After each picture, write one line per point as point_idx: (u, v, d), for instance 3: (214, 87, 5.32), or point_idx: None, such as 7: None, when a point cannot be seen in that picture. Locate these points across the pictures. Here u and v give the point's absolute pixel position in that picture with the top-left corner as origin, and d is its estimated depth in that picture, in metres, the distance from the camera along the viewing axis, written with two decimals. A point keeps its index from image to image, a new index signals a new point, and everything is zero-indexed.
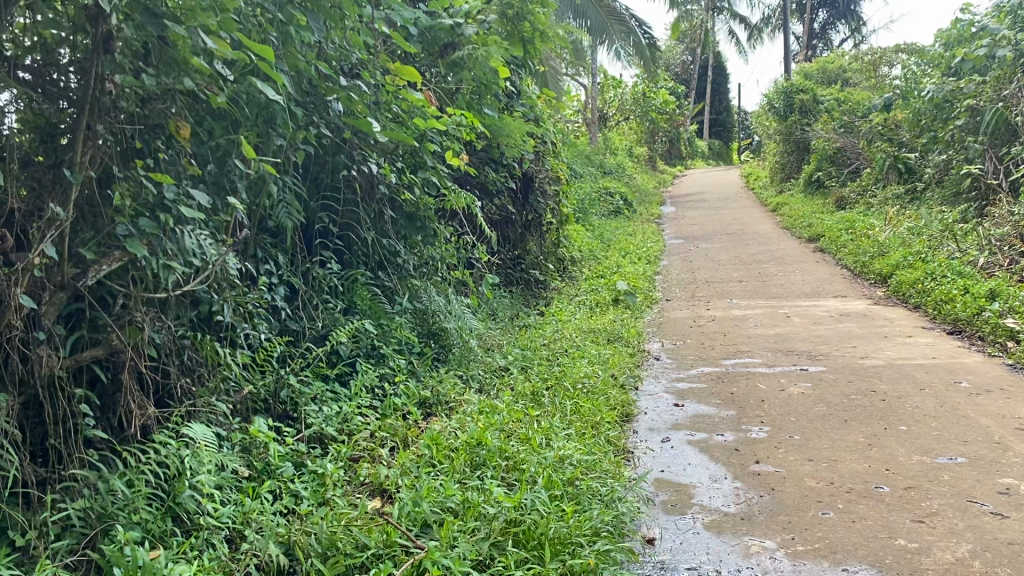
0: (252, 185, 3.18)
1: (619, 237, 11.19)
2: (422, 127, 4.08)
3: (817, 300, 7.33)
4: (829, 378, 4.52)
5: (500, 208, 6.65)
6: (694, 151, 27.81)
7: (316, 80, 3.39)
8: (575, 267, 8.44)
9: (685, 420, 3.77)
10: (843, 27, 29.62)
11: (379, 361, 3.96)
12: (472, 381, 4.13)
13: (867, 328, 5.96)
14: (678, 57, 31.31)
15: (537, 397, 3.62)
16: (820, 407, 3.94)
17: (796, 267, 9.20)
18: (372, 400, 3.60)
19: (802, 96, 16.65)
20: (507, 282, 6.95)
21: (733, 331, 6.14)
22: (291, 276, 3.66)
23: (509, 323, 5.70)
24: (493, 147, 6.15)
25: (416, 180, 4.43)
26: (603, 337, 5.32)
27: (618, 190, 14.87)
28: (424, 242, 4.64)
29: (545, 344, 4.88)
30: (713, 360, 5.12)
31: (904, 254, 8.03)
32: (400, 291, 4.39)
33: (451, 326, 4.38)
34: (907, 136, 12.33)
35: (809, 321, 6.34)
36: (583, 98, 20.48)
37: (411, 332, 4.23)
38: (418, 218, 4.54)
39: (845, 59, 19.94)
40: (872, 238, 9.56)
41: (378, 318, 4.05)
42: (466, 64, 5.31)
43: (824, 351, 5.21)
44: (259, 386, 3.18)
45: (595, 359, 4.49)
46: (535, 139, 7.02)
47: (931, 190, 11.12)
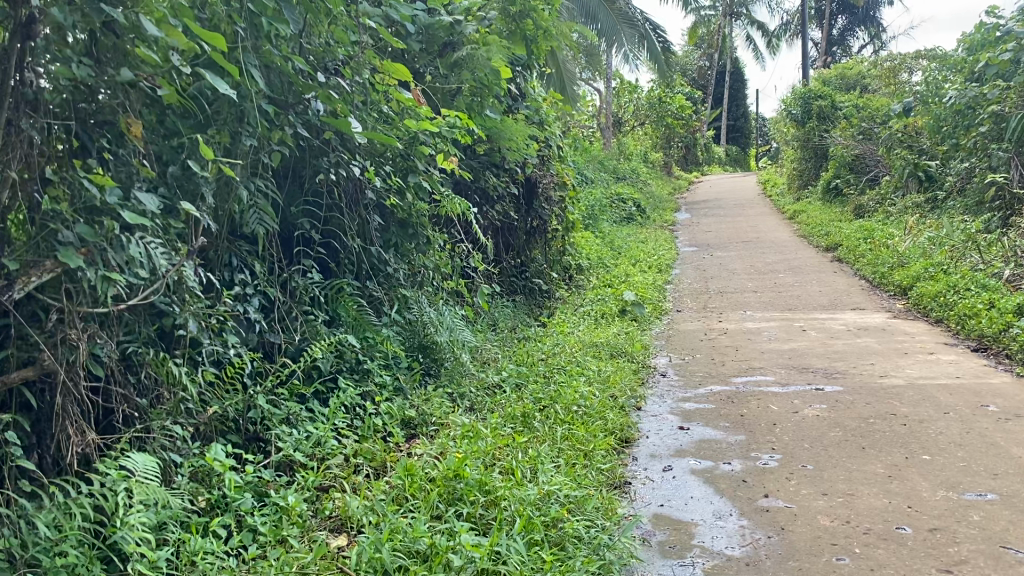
0: (221, 188, 2.95)
1: (630, 244, 10.92)
2: (413, 127, 3.92)
3: (834, 312, 7.03)
4: (846, 399, 4.23)
5: (503, 214, 6.40)
6: (711, 157, 27.47)
7: (293, 77, 3.15)
8: (583, 276, 8.18)
9: (690, 446, 3.50)
10: (862, 33, 29.23)
11: (363, 377, 3.72)
12: (462, 400, 3.88)
13: (886, 343, 5.67)
14: (695, 62, 30.99)
15: (528, 420, 3.37)
16: (836, 432, 3.66)
17: (812, 277, 8.90)
18: (351, 421, 3.35)
19: (820, 102, 16.33)
20: (511, 292, 6.69)
21: (745, 345, 5.86)
22: (268, 287, 3.41)
23: (508, 336, 5.44)
24: (495, 152, 5.91)
25: (406, 185, 4.19)
26: (607, 351, 5.05)
27: (631, 196, 14.58)
28: (416, 251, 4.40)
29: (543, 359, 4.62)
30: (722, 377, 4.84)
31: (925, 265, 7.72)
32: (389, 302, 4.15)
33: (442, 339, 4.13)
34: (928, 143, 12.00)
35: (826, 335, 6.04)
36: (597, 103, 20.22)
37: (398, 347, 3.98)
38: (410, 225, 4.31)
39: (864, 66, 19.59)
40: (891, 248, 9.24)
41: (363, 332, 3.81)
42: (464, 64, 5.08)
43: (841, 369, 4.93)
44: (225, 406, 2.94)
45: (595, 376, 4.23)
46: (540, 143, 6.78)
47: (952, 198, 10.79)
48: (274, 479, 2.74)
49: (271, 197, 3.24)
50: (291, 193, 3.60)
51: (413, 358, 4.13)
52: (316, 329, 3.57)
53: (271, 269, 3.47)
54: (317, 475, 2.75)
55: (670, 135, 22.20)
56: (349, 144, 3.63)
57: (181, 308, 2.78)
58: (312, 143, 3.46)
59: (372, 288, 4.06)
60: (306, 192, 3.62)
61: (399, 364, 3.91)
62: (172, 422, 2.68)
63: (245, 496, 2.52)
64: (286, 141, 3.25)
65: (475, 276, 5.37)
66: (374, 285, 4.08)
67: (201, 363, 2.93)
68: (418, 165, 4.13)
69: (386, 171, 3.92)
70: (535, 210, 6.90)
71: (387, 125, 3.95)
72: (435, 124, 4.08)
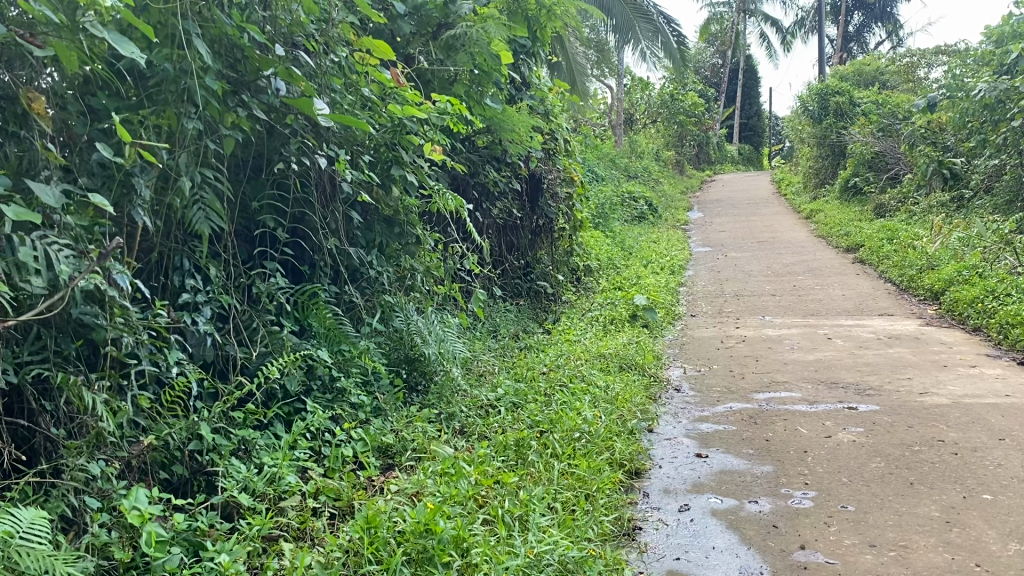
0: (157, 178, 2.52)
1: (642, 244, 10.45)
2: (397, 113, 3.46)
3: (861, 318, 6.53)
4: (884, 421, 3.75)
5: (504, 213, 5.95)
6: (724, 155, 26.91)
7: (249, 50, 2.71)
8: (592, 278, 7.72)
9: (709, 479, 3.03)
10: (879, 30, 28.64)
11: (335, 398, 3.27)
12: (451, 422, 3.42)
13: (921, 354, 5.18)
14: (708, 59, 30.46)
15: (522, 450, 2.91)
16: (878, 463, 3.19)
17: (834, 280, 8.41)
18: (317, 450, 2.91)
19: (838, 98, 15.87)
20: (512, 295, 6.24)
21: (765, 354, 5.39)
22: (222, 294, 2.97)
23: (507, 347, 4.99)
24: (495, 144, 5.46)
25: (389, 178, 3.73)
26: (616, 363, 4.59)
27: (642, 194, 14.10)
28: (403, 253, 3.96)
29: (544, 372, 4.16)
30: (742, 393, 4.36)
31: (958, 267, 7.21)
32: (370, 309, 3.72)
33: (430, 352, 3.68)
34: (952, 140, 11.48)
35: (854, 345, 5.56)
36: (607, 99, 19.72)
37: (378, 360, 3.53)
38: (397, 223, 3.88)
39: (883, 62, 19.03)
40: (918, 249, 8.73)
41: (337, 345, 3.37)
42: (459, 46, 4.62)
43: (874, 385, 4.45)
44: (164, 435, 2.50)
45: (596, 392, 3.77)
46: (545, 136, 6.32)
47: (980, 197, 10.27)
48: (215, 526, 2.31)
49: (223, 192, 2.79)
50: (252, 186, 3.15)
51: (396, 373, 3.69)
52: (281, 342, 3.12)
53: (226, 274, 3.02)
54: (263, 523, 2.31)
55: (682, 133, 21.70)
56: (319, 130, 3.18)
57: (110, 322, 2.34)
58: (275, 128, 3.01)
59: (351, 295, 3.61)
60: (272, 186, 3.17)
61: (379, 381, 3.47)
62: (90, 457, 2.24)
63: (171, 553, 2.09)
64: (242, 126, 2.81)
65: (471, 280, 4.92)
66: (354, 290, 3.64)
67: (131, 388, 2.46)
68: (404, 157, 3.66)
69: (364, 162, 3.47)
70: (540, 207, 6.44)
71: (366, 110, 3.50)
72: (421, 110, 3.62)
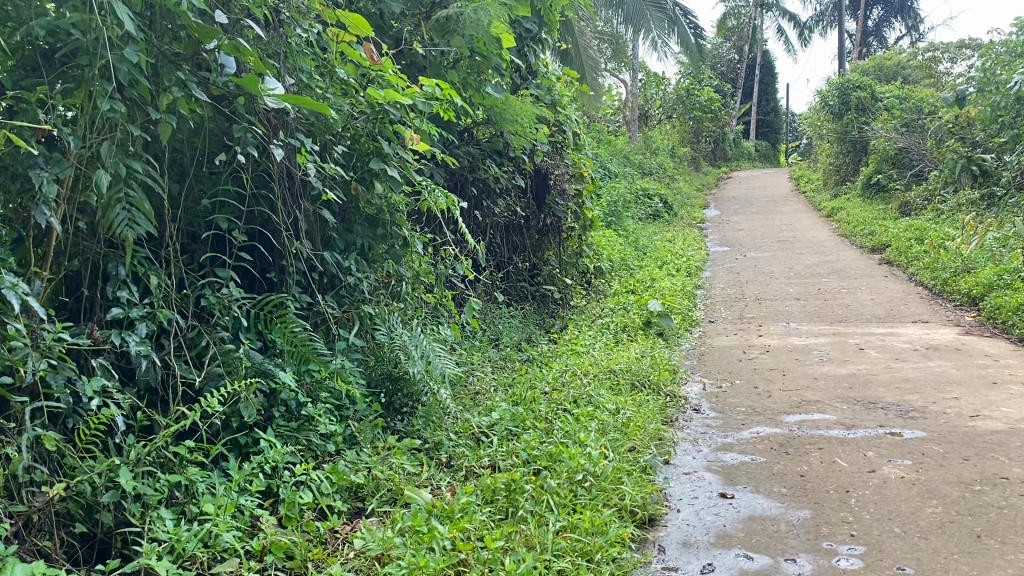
0: (66, 171, 2.08)
1: (656, 244, 9.98)
2: (377, 99, 3.04)
3: (893, 326, 6.04)
4: (935, 452, 3.27)
5: (507, 212, 5.51)
6: (740, 151, 26.34)
7: (183, 17, 2.27)
8: (602, 281, 7.26)
9: (736, 528, 2.56)
10: (899, 23, 27.95)
11: (301, 428, 2.84)
12: (437, 453, 2.98)
13: (965, 368, 4.68)
14: (725, 54, 29.88)
15: (512, 496, 2.45)
16: (935, 508, 2.71)
17: (861, 283, 7.91)
18: (269, 494, 2.48)
19: (859, 92, 15.35)
20: (516, 300, 5.79)
21: (791, 367, 4.92)
22: (164, 306, 2.53)
23: (506, 361, 4.53)
24: (496, 137, 5.02)
25: (370, 173, 3.28)
26: (626, 380, 4.12)
27: (657, 192, 13.62)
28: (387, 258, 3.51)
29: (547, 392, 3.70)
30: (769, 415, 3.89)
31: (997, 270, 6.70)
32: (347, 322, 3.29)
33: (415, 371, 3.23)
34: (982, 135, 10.91)
35: (889, 356, 5.08)
36: (620, 95, 19.24)
37: (355, 382, 3.10)
38: (381, 223, 3.43)
39: (905, 55, 18.46)
40: (952, 249, 8.22)
41: (304, 365, 2.93)
42: (455, 28, 4.19)
43: (917, 406, 3.96)
44: (78, 483, 2.07)
45: (603, 417, 3.30)
46: (551, 127, 5.85)
47: (1013, 194, 9.72)
48: None
49: (156, 189, 2.35)
50: (204, 180, 2.71)
51: (374, 396, 3.24)
52: (237, 362, 2.69)
53: (171, 285, 2.59)
54: None
55: (699, 128, 21.15)
56: (280, 116, 2.74)
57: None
58: (225, 112, 2.56)
59: (329, 305, 3.20)
60: (226, 180, 2.72)
61: (354, 407, 3.03)
62: None
63: None
64: (181, 109, 2.36)
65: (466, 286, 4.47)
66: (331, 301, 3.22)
67: (30, 427, 2.01)
68: (386, 151, 3.18)
69: (336, 153, 3.03)
70: (546, 205, 5.99)
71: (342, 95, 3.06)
72: (405, 95, 3.18)
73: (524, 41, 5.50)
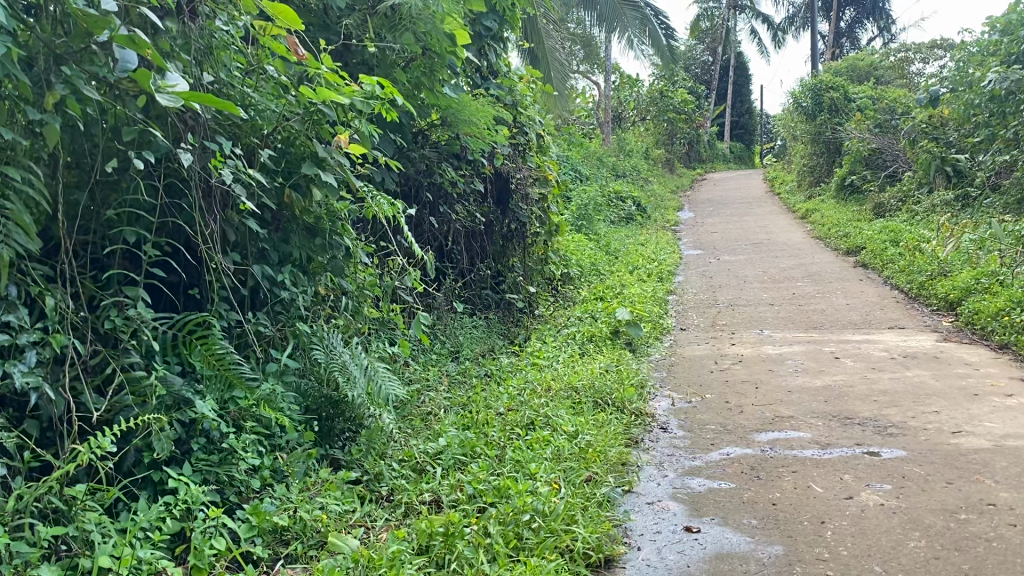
0: None
1: (628, 248, 9.76)
2: (311, 98, 2.81)
3: (869, 333, 5.84)
4: (916, 475, 3.05)
5: (467, 217, 5.26)
6: (714, 152, 26.24)
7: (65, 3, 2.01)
8: (571, 288, 7.02)
9: (701, 569, 2.32)
10: (871, 25, 27.99)
11: (223, 462, 2.58)
12: (377, 487, 2.73)
13: (945, 379, 4.48)
14: (698, 56, 29.80)
15: (451, 542, 2.19)
16: (918, 542, 2.48)
17: (836, 287, 7.72)
18: (176, 540, 2.22)
19: (832, 93, 15.24)
20: (479, 309, 5.53)
21: (764, 378, 4.69)
22: (61, 330, 2.26)
23: (464, 377, 4.27)
24: (454, 140, 4.78)
25: (305, 178, 3.02)
26: (589, 397, 3.87)
27: (630, 194, 13.40)
28: (327, 271, 3.25)
29: (503, 414, 3.43)
30: (741, 433, 3.66)
31: (974, 273, 6.53)
32: (280, 342, 3.03)
33: (355, 395, 2.98)
34: (956, 135, 10.79)
35: (866, 366, 4.87)
36: (594, 97, 19.02)
37: (285, 409, 2.84)
38: (320, 233, 3.18)
39: (878, 56, 18.40)
40: (928, 251, 8.06)
41: (228, 393, 2.67)
42: (405, 24, 3.94)
43: (896, 421, 3.74)
44: None
45: (558, 443, 3.04)
46: (513, 129, 5.61)
47: (987, 195, 9.59)
48: None
49: (42, 198, 2.07)
50: (107, 188, 2.44)
51: (309, 423, 2.98)
52: (149, 391, 2.42)
53: (70, 305, 2.31)
54: None
55: (673, 130, 21.01)
56: (194, 117, 2.47)
57: None
58: (128, 111, 2.29)
59: (264, 323, 2.95)
60: (136, 187, 2.46)
61: (284, 437, 2.78)
62: None
63: None
64: (69, 109, 2.08)
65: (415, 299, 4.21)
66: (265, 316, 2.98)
67: None
68: (323, 151, 2.91)
69: (263, 157, 2.76)
70: (510, 210, 5.74)
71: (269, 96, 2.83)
72: (343, 93, 2.94)
73: (484, 39, 5.25)
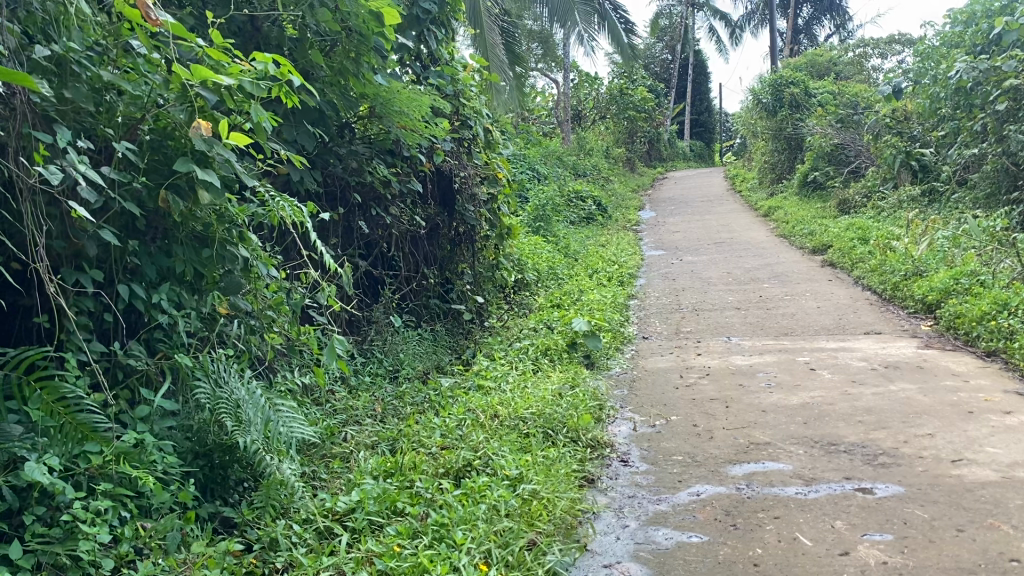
0: None
1: (588, 250, 9.28)
2: (189, 78, 2.33)
3: (844, 339, 5.41)
4: (920, 520, 2.58)
5: (404, 220, 4.72)
6: (675, 151, 25.92)
7: None
8: (525, 295, 6.51)
9: None
10: (829, 21, 27.93)
11: (67, 537, 2.03)
12: (271, 563, 2.20)
13: (934, 394, 4.04)
14: (657, 54, 29.54)
15: None
16: None
17: (805, 288, 7.31)
18: None
19: (793, 88, 14.94)
20: (423, 320, 5.01)
21: (734, 396, 4.21)
22: None
23: (398, 403, 3.73)
24: (384, 134, 4.26)
25: (187, 178, 2.48)
26: (539, 428, 3.36)
27: (590, 193, 12.93)
28: (220, 290, 2.73)
29: (435, 454, 2.90)
30: (713, 466, 3.18)
31: (951, 273, 6.13)
32: (154, 377, 2.51)
33: (245, 442, 2.46)
34: (920, 129, 10.47)
35: (845, 379, 4.43)
36: (552, 95, 18.55)
37: (155, 464, 2.31)
38: (207, 243, 2.64)
39: (836, 52, 18.17)
40: (899, 249, 7.69)
41: (77, 447, 2.15)
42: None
43: (887, 448, 3.27)
44: None
45: (497, 497, 2.52)
46: (455, 122, 5.09)
47: (955, 190, 9.26)
48: None
49: None
50: None
51: (188, 479, 2.45)
52: None
53: None
54: None
55: (633, 128, 20.63)
56: None
57: None
58: None
59: (135, 354, 2.47)
60: None
61: (153, 499, 2.24)
62: None
63: None
64: None
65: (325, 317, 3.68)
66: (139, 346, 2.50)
67: None
68: (204, 142, 2.39)
69: (118, 151, 2.28)
70: (456, 211, 5.22)
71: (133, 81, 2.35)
72: (230, 74, 2.46)
73: (423, 23, 4.73)
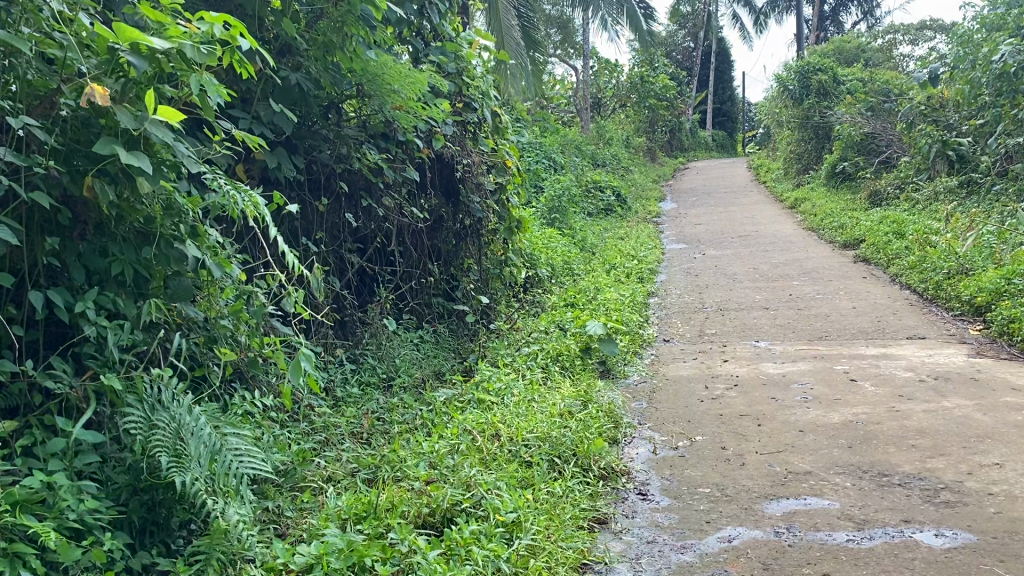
0: None
1: (606, 243, 8.82)
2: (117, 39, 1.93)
3: (886, 345, 4.92)
4: None
5: (401, 213, 4.29)
6: (697, 141, 25.31)
7: None
8: (536, 294, 6.06)
9: None
10: (856, 8, 27.18)
11: None
12: None
13: (997, 412, 3.56)
14: (680, 43, 28.91)
15: None
16: None
17: (839, 286, 6.82)
18: None
19: (820, 75, 14.36)
20: (426, 320, 4.58)
21: (768, 412, 3.75)
22: None
23: (387, 420, 3.30)
24: (376, 116, 3.84)
25: (118, 165, 2.07)
26: (544, 454, 2.93)
27: (609, 183, 12.45)
28: (167, 296, 2.32)
29: (418, 490, 2.47)
30: (747, 501, 2.72)
31: (1000, 272, 5.63)
32: (79, 405, 2.09)
33: (182, 482, 2.04)
34: (957, 117, 9.92)
35: (891, 392, 3.95)
36: (571, 83, 18.05)
37: (65, 514, 1.88)
38: (149, 242, 2.22)
39: (864, 39, 17.55)
40: (939, 245, 7.18)
41: None
42: None
43: (950, 482, 2.81)
44: None
45: (485, 555, 2.12)
46: (459, 105, 4.66)
47: (997, 181, 8.71)
48: None
49: None
50: None
51: (118, 531, 2.02)
52: None
53: None
54: None
55: (654, 118, 20.06)
56: None
57: None
58: None
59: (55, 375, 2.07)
60: None
61: (61, 557, 1.80)
62: None
63: None
64: None
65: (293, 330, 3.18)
66: (61, 365, 2.10)
67: None
68: (130, 118, 1.97)
69: (16, 127, 1.88)
70: (460, 202, 4.77)
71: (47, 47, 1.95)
72: (169, 31, 2.06)
73: None
